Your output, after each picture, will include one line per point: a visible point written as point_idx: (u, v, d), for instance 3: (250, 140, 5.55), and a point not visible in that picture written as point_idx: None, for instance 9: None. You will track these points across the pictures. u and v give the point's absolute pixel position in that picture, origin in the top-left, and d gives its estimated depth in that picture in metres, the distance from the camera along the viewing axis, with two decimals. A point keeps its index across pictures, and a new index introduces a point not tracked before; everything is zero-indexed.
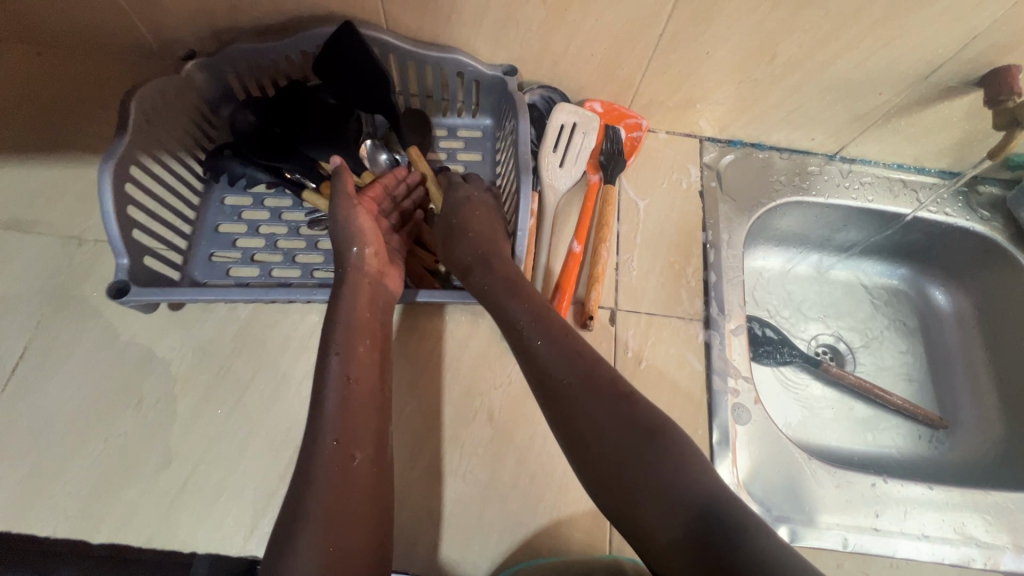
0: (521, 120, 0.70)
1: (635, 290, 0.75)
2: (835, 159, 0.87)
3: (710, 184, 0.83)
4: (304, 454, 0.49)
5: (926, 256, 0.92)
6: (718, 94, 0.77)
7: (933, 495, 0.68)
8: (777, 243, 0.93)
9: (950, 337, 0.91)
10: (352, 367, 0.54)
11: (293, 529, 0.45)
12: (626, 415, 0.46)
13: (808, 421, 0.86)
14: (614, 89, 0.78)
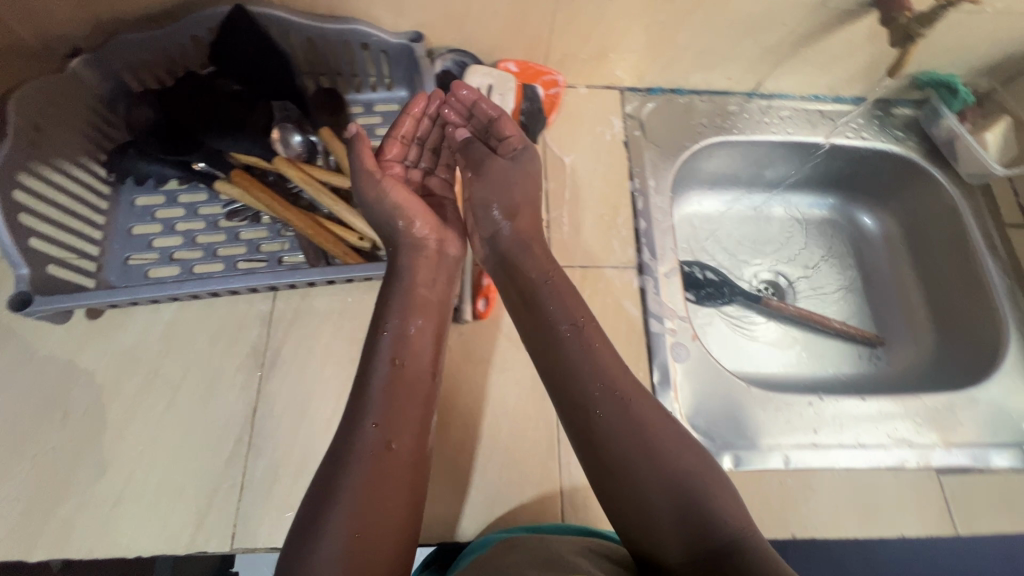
0: (428, 84, 0.74)
1: (567, 245, 0.75)
2: (754, 96, 0.89)
3: (634, 133, 0.83)
4: (346, 431, 0.53)
5: (851, 183, 0.94)
6: (628, 40, 0.77)
7: (865, 405, 0.72)
8: (709, 186, 0.94)
9: (882, 257, 0.94)
10: (399, 352, 0.57)
11: (324, 503, 0.48)
12: (668, 445, 0.52)
13: (756, 355, 0.88)
14: (526, 46, 0.77)
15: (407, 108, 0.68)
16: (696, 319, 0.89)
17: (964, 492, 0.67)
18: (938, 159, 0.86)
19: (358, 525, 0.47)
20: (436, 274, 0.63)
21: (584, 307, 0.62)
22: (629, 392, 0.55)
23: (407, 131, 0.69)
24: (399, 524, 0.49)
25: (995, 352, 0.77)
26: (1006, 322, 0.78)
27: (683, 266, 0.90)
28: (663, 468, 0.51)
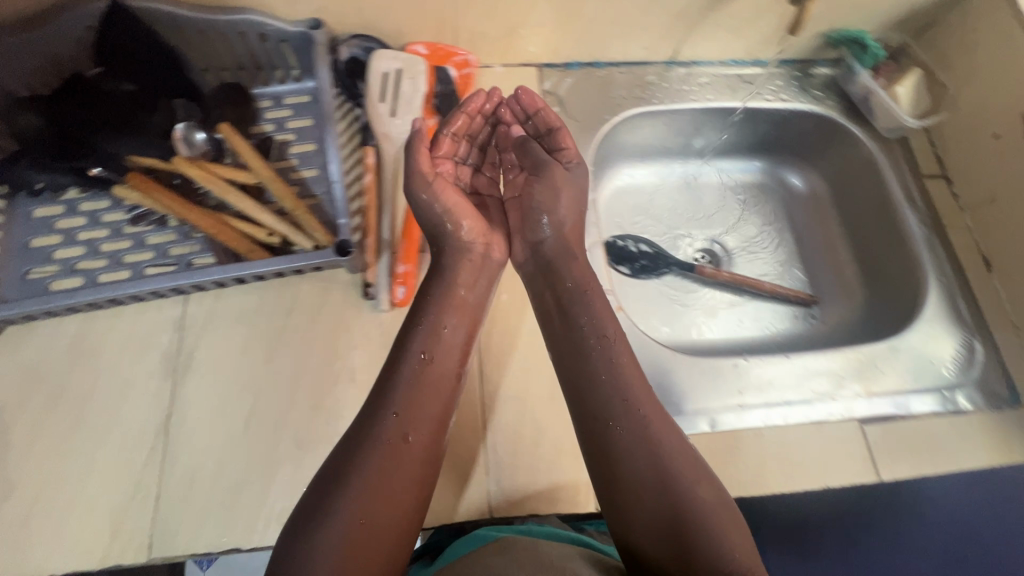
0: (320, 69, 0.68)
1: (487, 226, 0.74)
2: (673, 65, 0.88)
3: (552, 110, 0.83)
4: (370, 414, 0.55)
5: (778, 146, 0.95)
6: (534, 15, 0.75)
7: (787, 365, 0.73)
8: (638, 158, 0.94)
9: (812, 217, 0.95)
10: (426, 349, 0.59)
11: (338, 485, 0.50)
12: (682, 466, 0.54)
13: (694, 322, 0.88)
14: (431, 27, 0.76)
15: (462, 106, 0.71)
16: (633, 292, 0.89)
17: (885, 439, 0.68)
18: (857, 117, 0.87)
19: (365, 512, 0.49)
20: (477, 276, 0.66)
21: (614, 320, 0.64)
22: (648, 408, 0.57)
23: (460, 128, 0.72)
24: (401, 515, 0.51)
25: (917, 300, 0.78)
26: (926, 270, 0.79)
27: (616, 240, 0.89)
28: (670, 488, 0.53)
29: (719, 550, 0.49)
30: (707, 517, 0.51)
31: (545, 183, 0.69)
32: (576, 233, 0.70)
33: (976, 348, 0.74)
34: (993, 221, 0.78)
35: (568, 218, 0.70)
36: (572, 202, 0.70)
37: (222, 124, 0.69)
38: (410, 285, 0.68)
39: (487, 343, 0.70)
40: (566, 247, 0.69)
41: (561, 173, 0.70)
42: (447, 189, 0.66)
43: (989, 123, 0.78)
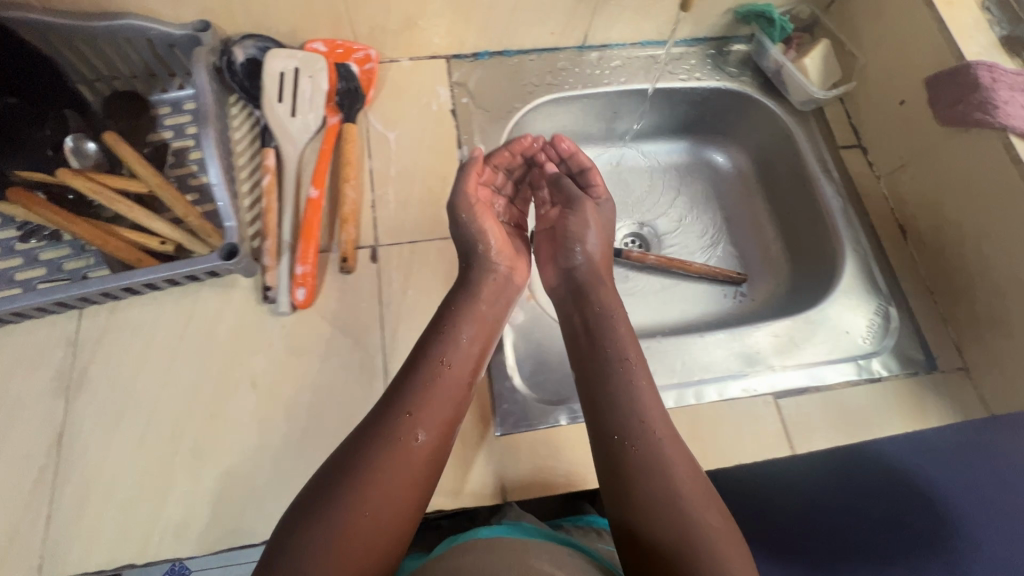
0: (197, 70, 0.63)
1: (395, 222, 0.73)
2: (585, 49, 0.87)
3: (461, 101, 0.82)
4: (390, 413, 0.56)
5: (700, 125, 0.95)
6: (432, 6, 0.74)
7: (700, 342, 0.73)
8: None
9: (739, 194, 0.94)
10: (445, 358, 0.61)
11: (347, 479, 0.52)
12: (689, 480, 0.54)
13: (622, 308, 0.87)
14: (328, 24, 0.75)
15: (508, 144, 0.76)
16: None
17: (799, 412, 0.68)
18: (771, 92, 0.87)
19: (370, 505, 0.51)
20: (494, 295, 0.68)
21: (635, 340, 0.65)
22: (663, 423, 0.58)
23: (501, 163, 0.76)
24: (401, 515, 0.52)
25: (833, 271, 0.78)
26: (843, 241, 0.78)
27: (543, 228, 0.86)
28: (672, 496, 0.53)
29: (715, 563, 0.49)
30: (706, 529, 0.51)
31: (578, 218, 0.73)
32: (605, 265, 0.73)
33: (891, 313, 0.74)
34: (905, 187, 0.78)
35: (598, 250, 0.73)
36: (602, 237, 0.74)
37: (105, 132, 0.65)
38: (311, 287, 0.67)
39: (393, 341, 0.67)
40: (597, 275, 0.71)
41: (591, 210, 0.74)
42: (485, 217, 0.70)
43: (894, 90, 0.78)
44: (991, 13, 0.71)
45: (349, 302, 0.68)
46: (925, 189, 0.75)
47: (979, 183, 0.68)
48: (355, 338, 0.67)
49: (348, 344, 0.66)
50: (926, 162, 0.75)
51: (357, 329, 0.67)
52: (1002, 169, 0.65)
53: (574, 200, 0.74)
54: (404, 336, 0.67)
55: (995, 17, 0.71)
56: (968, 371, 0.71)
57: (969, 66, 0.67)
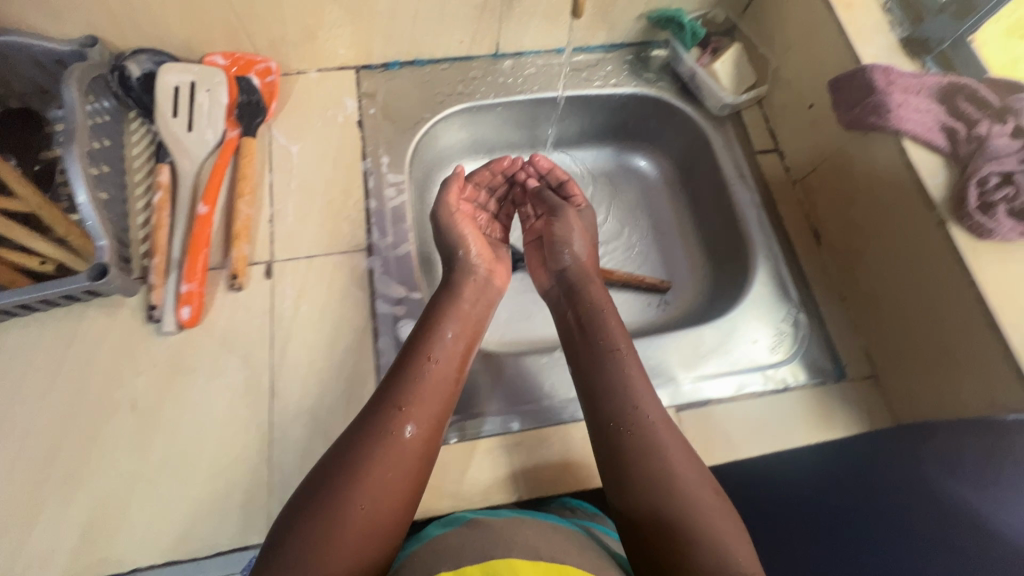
0: (67, 87, 0.62)
1: (292, 236, 0.72)
2: (499, 57, 0.86)
3: (369, 112, 0.80)
4: (382, 410, 0.56)
5: (625, 132, 0.93)
6: (328, 17, 0.73)
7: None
8: (483, 153, 0.91)
9: (665, 201, 0.93)
10: (433, 356, 0.61)
11: (340, 477, 0.52)
12: (687, 468, 0.54)
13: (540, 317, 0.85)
14: (223, 37, 0.73)
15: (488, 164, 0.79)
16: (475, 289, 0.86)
17: (699, 426, 0.66)
18: (689, 97, 0.86)
19: (365, 501, 0.51)
20: (474, 296, 0.70)
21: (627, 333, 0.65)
22: (660, 413, 0.58)
23: (482, 181, 0.79)
24: (394, 511, 0.52)
25: (746, 278, 0.76)
26: (756, 248, 0.77)
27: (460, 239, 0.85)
28: (669, 486, 0.53)
29: (719, 552, 0.49)
30: (707, 517, 0.51)
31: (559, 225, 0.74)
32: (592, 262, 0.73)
33: (800, 320, 0.73)
34: (816, 193, 0.77)
35: (586, 251, 0.74)
36: (587, 239, 0.75)
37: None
38: (198, 305, 0.65)
39: (280, 358, 0.66)
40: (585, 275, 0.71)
41: (573, 216, 0.75)
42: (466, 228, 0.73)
43: (804, 94, 0.76)
44: (893, 13, 0.70)
45: (239, 320, 0.67)
46: (834, 195, 0.73)
47: (879, 188, 0.66)
48: (243, 356, 0.65)
49: (235, 363, 0.65)
50: (833, 167, 0.73)
51: (246, 347, 0.66)
52: (898, 173, 0.63)
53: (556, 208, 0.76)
54: (293, 354, 0.66)
55: (897, 17, 0.69)
56: (877, 379, 0.69)
57: (865, 69, 0.66)
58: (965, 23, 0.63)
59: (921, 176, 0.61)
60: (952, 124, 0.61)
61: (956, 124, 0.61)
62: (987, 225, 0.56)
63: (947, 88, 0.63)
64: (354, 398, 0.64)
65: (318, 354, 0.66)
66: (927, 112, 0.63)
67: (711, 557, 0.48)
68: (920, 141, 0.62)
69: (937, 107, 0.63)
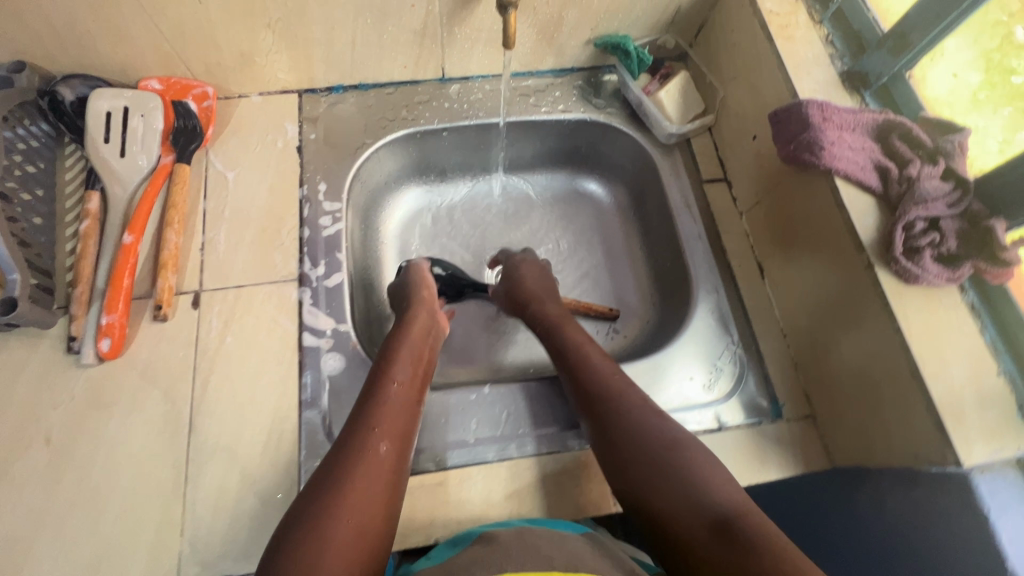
0: None
1: (222, 265, 0.71)
2: (446, 81, 0.85)
3: (309, 137, 0.79)
4: (355, 430, 0.55)
5: (578, 156, 0.92)
6: (264, 42, 0.72)
7: (533, 388, 0.70)
8: (434, 177, 0.91)
9: (617, 227, 0.92)
10: (400, 375, 0.61)
11: (326, 493, 0.49)
12: (673, 448, 0.54)
13: (484, 346, 0.84)
14: (157, 62, 0.73)
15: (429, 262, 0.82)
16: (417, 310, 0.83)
17: None
18: (638, 124, 0.84)
19: (352, 514, 0.48)
20: (427, 334, 0.70)
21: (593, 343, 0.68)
22: (642, 411, 0.58)
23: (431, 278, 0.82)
24: (382, 523, 0.50)
25: (686, 312, 0.75)
26: (699, 281, 0.75)
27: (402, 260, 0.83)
28: (660, 473, 0.52)
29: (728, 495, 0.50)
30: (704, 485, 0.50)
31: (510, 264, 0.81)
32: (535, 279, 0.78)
33: (738, 357, 0.71)
34: (761, 226, 0.75)
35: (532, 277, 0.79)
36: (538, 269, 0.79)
37: None
38: (119, 337, 0.64)
39: (202, 392, 0.64)
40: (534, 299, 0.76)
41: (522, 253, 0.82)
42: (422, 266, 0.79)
43: (749, 125, 0.75)
44: (834, 47, 0.68)
45: (162, 352, 0.66)
46: (777, 229, 0.72)
47: (816, 227, 0.65)
48: (163, 389, 0.64)
49: (155, 397, 0.64)
50: (775, 201, 0.71)
51: (167, 380, 0.65)
52: (832, 214, 0.62)
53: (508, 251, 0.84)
54: (215, 387, 0.65)
55: (839, 50, 0.68)
56: (815, 420, 0.68)
57: (801, 104, 0.64)
58: (900, 60, 0.62)
59: (852, 217, 0.59)
60: (884, 164, 0.60)
61: (889, 163, 0.60)
62: (913, 270, 0.55)
63: (882, 126, 0.62)
64: (274, 435, 0.63)
65: (240, 387, 0.65)
66: (860, 150, 0.61)
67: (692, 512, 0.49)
68: (852, 180, 0.60)
69: (871, 145, 0.62)
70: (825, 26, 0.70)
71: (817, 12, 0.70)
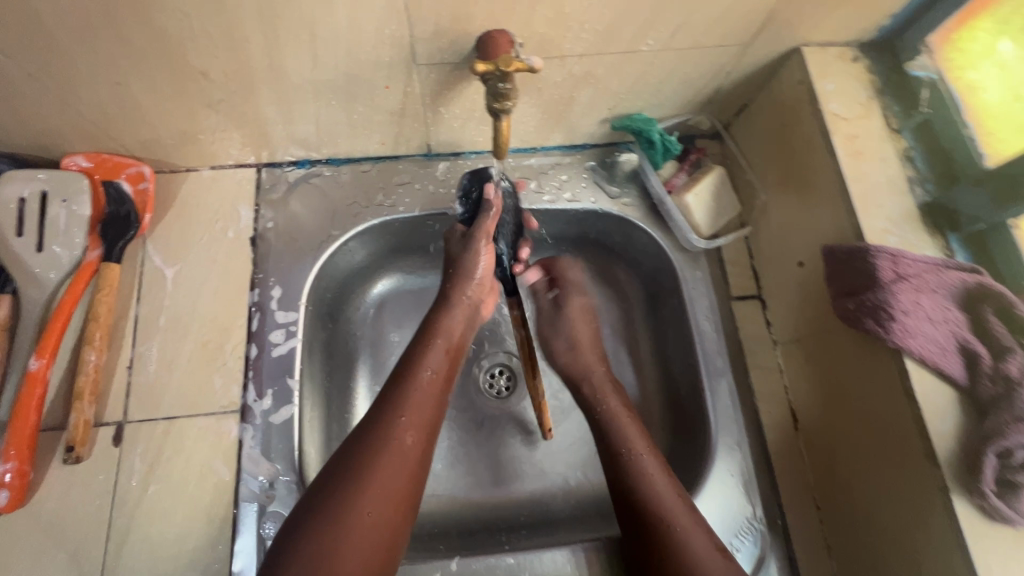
0: None
1: (151, 390, 0.60)
2: (433, 156, 0.71)
3: (265, 226, 0.67)
4: (381, 413, 0.50)
5: (584, 241, 0.75)
6: (207, 121, 0.59)
7: (510, 566, 0.58)
8: (420, 257, 0.76)
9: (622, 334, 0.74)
10: (433, 361, 0.55)
11: (341, 488, 0.45)
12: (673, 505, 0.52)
13: (462, 472, 0.70)
14: (81, 140, 0.60)
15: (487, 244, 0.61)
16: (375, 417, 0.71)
17: None
18: (658, 221, 0.70)
19: (372, 507, 0.45)
20: (467, 319, 0.60)
21: (616, 389, 0.63)
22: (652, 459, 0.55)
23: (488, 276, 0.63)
24: (401, 519, 0.47)
25: (699, 466, 0.62)
26: (721, 433, 0.62)
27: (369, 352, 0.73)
28: (661, 524, 0.51)
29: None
30: (693, 555, 0.49)
31: (562, 314, 0.68)
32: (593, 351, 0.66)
33: (760, 536, 0.58)
34: (803, 371, 0.61)
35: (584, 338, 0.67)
36: (592, 332, 0.68)
37: None
38: (19, 487, 0.54)
39: (114, 556, 0.54)
40: (592, 377, 0.64)
41: (585, 312, 0.69)
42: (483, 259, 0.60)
43: (795, 247, 0.62)
44: (916, 166, 0.55)
45: (71, 502, 0.56)
46: (821, 384, 0.58)
47: (873, 409, 0.52)
48: (71, 549, 0.54)
49: (59, 561, 0.54)
50: (825, 351, 0.57)
51: (75, 539, 0.55)
52: (897, 405, 0.49)
53: (568, 292, 0.69)
54: (132, 549, 0.55)
55: (920, 171, 0.55)
56: None
57: (868, 252, 0.50)
58: (1007, 210, 0.48)
59: (923, 417, 0.47)
60: (973, 347, 0.47)
61: (977, 347, 0.47)
62: (1005, 513, 0.43)
63: (972, 291, 0.48)
64: None
65: (161, 551, 0.55)
66: (943, 323, 0.48)
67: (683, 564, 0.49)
68: (928, 365, 0.48)
69: (956, 313, 0.48)
70: (904, 137, 0.56)
71: (894, 118, 0.57)
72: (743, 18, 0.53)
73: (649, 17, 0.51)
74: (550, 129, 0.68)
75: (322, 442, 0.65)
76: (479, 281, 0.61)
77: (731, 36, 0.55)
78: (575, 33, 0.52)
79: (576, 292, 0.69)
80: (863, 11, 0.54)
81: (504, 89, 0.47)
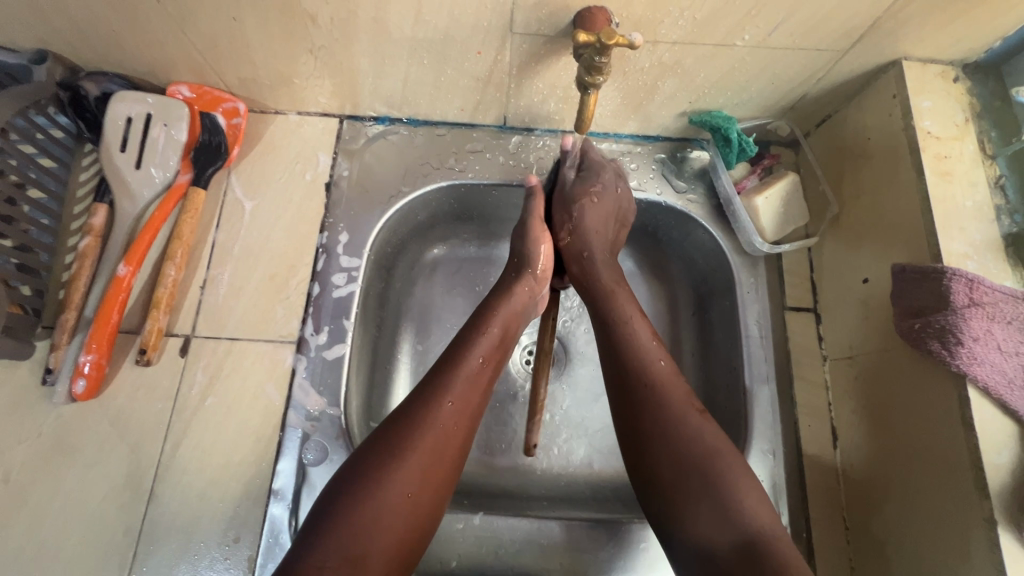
0: None
1: (219, 311, 0.64)
2: (506, 129, 0.73)
3: (340, 173, 0.70)
4: (428, 391, 0.51)
5: (643, 234, 0.76)
6: (305, 66, 0.63)
7: (531, 530, 0.60)
8: (480, 226, 0.78)
9: (666, 327, 0.75)
10: (483, 350, 0.55)
11: (380, 464, 0.46)
12: (687, 426, 0.49)
13: (490, 437, 0.72)
14: (188, 72, 0.64)
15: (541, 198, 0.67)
16: (419, 370, 0.73)
17: None
18: (721, 220, 0.69)
19: (410, 490, 0.46)
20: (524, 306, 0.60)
21: (642, 318, 0.58)
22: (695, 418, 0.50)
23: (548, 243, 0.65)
24: (434, 500, 0.48)
25: None
26: (756, 437, 0.61)
27: (421, 309, 0.76)
28: (669, 433, 0.49)
29: (736, 512, 0.45)
30: (726, 493, 0.46)
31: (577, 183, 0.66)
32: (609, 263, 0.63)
33: None
34: (849, 389, 0.60)
35: (599, 223, 0.65)
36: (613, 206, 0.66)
37: None
38: (96, 378, 0.59)
39: (169, 457, 0.59)
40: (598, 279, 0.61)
41: (591, 199, 0.65)
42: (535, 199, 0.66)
43: (862, 263, 0.61)
44: (1005, 195, 0.53)
45: (138, 401, 0.60)
46: (870, 405, 0.57)
47: (925, 436, 0.51)
48: (132, 444, 0.59)
49: (121, 452, 0.58)
50: (881, 372, 0.56)
51: (136, 435, 0.59)
52: (952, 434, 0.48)
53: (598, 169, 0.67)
54: (184, 454, 0.59)
55: (1010, 201, 0.53)
56: None
57: (943, 273, 0.49)
58: None
59: (979, 445, 0.46)
60: None
61: None
62: None
63: None
64: (238, 516, 0.57)
65: (210, 459, 0.59)
66: (1012, 355, 0.47)
67: (714, 521, 0.45)
68: (991, 396, 0.46)
69: None
70: (997, 164, 0.55)
71: (990, 144, 0.56)
72: (845, 24, 0.52)
73: (751, 11, 0.51)
74: (627, 117, 0.68)
75: (366, 385, 0.68)
76: (540, 273, 0.63)
77: (830, 41, 0.55)
78: (672, 19, 0.52)
79: (602, 172, 0.66)
80: (973, 31, 0.53)
81: (598, 62, 0.49)
